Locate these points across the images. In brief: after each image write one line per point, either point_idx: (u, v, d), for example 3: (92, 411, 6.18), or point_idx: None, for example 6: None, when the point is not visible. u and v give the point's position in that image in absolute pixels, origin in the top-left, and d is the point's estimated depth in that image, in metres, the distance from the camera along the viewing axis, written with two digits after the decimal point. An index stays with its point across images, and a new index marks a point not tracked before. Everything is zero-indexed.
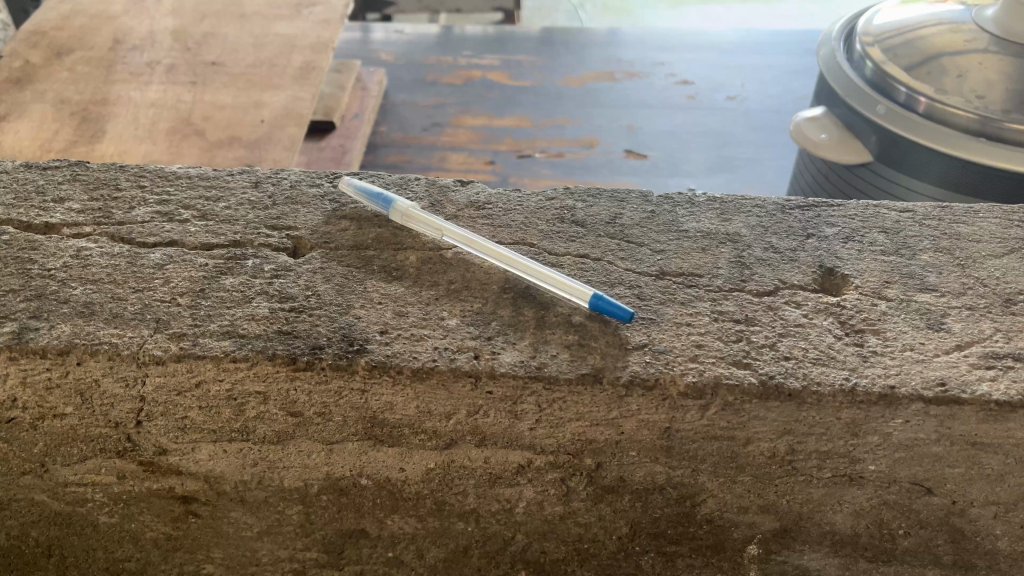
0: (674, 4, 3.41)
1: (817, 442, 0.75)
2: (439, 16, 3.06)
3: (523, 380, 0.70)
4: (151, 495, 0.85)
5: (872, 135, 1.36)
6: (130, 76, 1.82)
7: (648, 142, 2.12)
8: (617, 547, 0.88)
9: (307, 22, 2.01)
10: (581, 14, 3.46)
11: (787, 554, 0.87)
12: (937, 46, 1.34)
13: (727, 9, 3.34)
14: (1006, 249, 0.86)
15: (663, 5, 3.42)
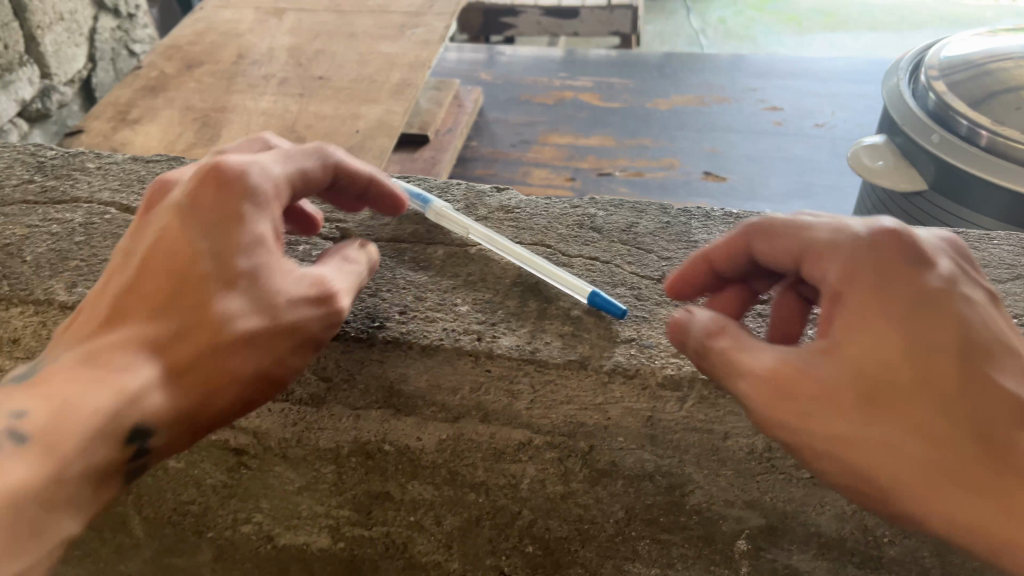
0: (800, 32, 3.44)
1: None
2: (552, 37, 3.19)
3: (517, 361, 0.79)
4: (210, 445, 0.98)
5: (927, 163, 1.39)
6: (248, 87, 2.02)
7: (730, 165, 2.17)
8: (615, 531, 0.95)
9: (408, 42, 2.16)
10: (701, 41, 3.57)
11: (776, 552, 0.91)
12: (1001, 81, 1.34)
13: (854, 38, 3.33)
14: (1011, 275, 0.89)
15: (787, 33, 3.45)
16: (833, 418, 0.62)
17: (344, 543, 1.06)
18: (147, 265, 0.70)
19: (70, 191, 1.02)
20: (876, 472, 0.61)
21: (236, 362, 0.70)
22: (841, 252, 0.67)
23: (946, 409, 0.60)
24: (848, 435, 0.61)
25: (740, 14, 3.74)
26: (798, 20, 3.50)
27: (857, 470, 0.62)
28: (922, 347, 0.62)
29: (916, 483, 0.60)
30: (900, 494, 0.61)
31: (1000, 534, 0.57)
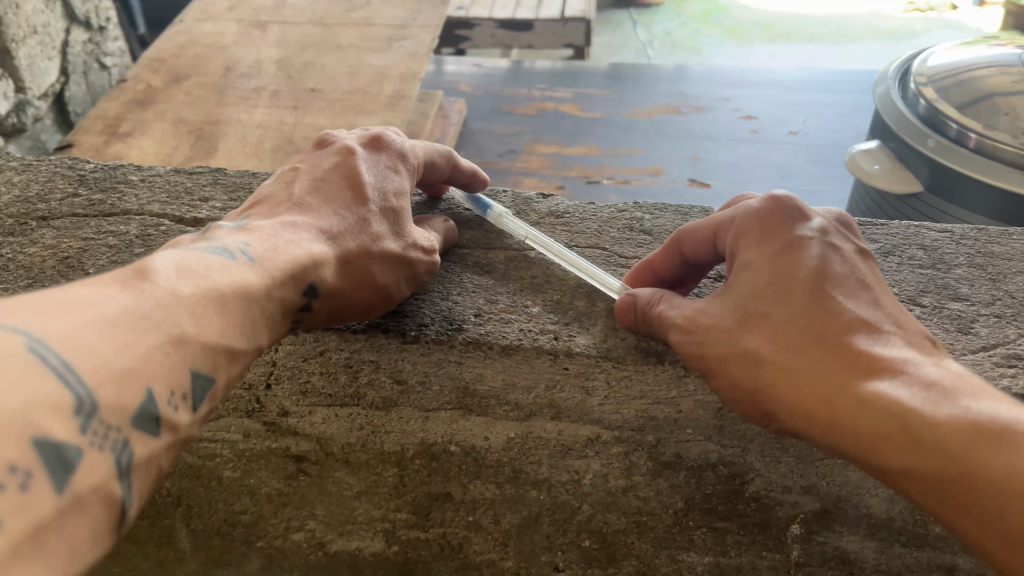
0: (741, 44, 3.55)
1: None
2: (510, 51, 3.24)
3: (596, 358, 0.82)
4: (269, 452, 0.99)
5: (922, 166, 1.47)
6: (240, 100, 2.02)
7: (712, 172, 2.24)
8: (672, 521, 0.98)
9: (397, 55, 2.19)
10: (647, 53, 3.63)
11: (828, 535, 0.96)
12: (987, 89, 1.43)
13: (791, 50, 3.46)
14: None
15: (729, 45, 3.56)
16: (710, 340, 0.73)
17: (397, 547, 1.07)
18: (326, 180, 0.85)
19: (120, 204, 1.01)
20: (746, 384, 0.72)
21: (378, 269, 0.81)
22: (736, 216, 0.78)
23: (801, 328, 0.70)
24: (721, 353, 0.73)
25: (684, 26, 3.80)
26: (740, 33, 3.63)
27: (733, 385, 0.73)
28: (786, 278, 0.73)
29: (776, 388, 0.70)
30: (767, 400, 0.71)
31: (836, 419, 0.67)
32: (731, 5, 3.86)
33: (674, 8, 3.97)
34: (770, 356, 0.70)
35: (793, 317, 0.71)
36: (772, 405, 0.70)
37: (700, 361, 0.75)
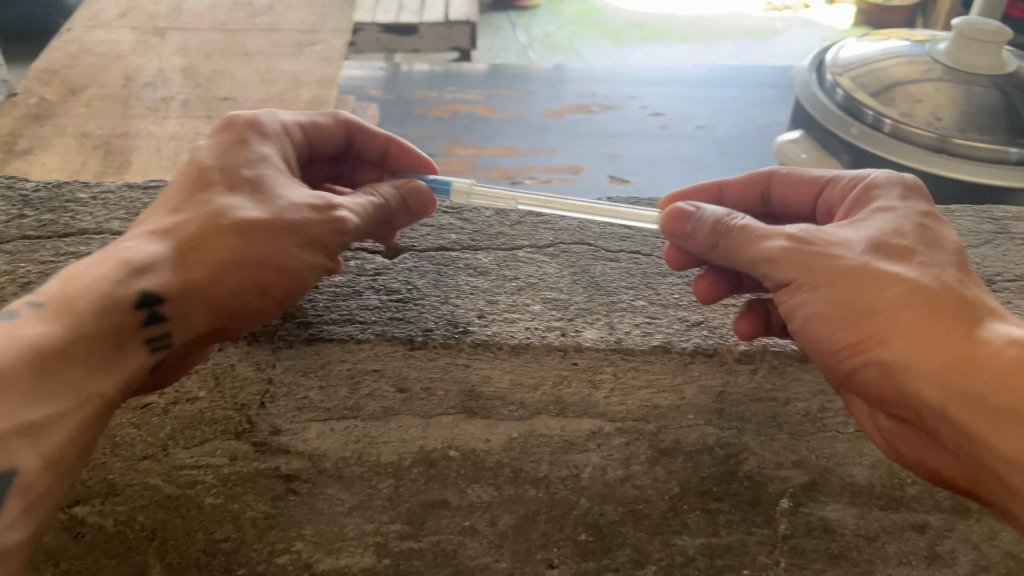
0: (619, 44, 3.63)
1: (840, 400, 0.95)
2: (397, 55, 3.20)
3: (606, 350, 0.84)
4: (256, 474, 0.93)
5: (844, 152, 1.57)
6: (147, 111, 1.92)
7: (629, 167, 2.29)
8: (667, 506, 0.99)
9: (308, 60, 2.14)
10: (530, 55, 3.66)
11: (814, 506, 1.00)
12: (898, 77, 1.57)
13: (667, 48, 3.58)
14: (981, 240, 1.03)
15: (608, 45, 3.63)
16: (833, 261, 0.77)
17: (389, 562, 0.98)
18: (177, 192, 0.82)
19: (74, 223, 0.95)
20: (869, 304, 0.74)
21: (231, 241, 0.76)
22: (881, 207, 0.84)
23: (936, 269, 0.76)
24: (847, 273, 0.76)
25: (562, 28, 3.89)
26: (617, 34, 3.70)
27: (849, 302, 0.75)
28: (923, 234, 0.79)
29: (904, 313, 0.73)
30: (886, 326, 0.73)
31: (964, 352, 0.70)
32: (605, 8, 3.95)
33: (551, 12, 4.04)
34: (905, 287, 0.74)
35: (931, 260, 0.77)
36: (891, 330, 0.73)
37: (814, 276, 0.77)
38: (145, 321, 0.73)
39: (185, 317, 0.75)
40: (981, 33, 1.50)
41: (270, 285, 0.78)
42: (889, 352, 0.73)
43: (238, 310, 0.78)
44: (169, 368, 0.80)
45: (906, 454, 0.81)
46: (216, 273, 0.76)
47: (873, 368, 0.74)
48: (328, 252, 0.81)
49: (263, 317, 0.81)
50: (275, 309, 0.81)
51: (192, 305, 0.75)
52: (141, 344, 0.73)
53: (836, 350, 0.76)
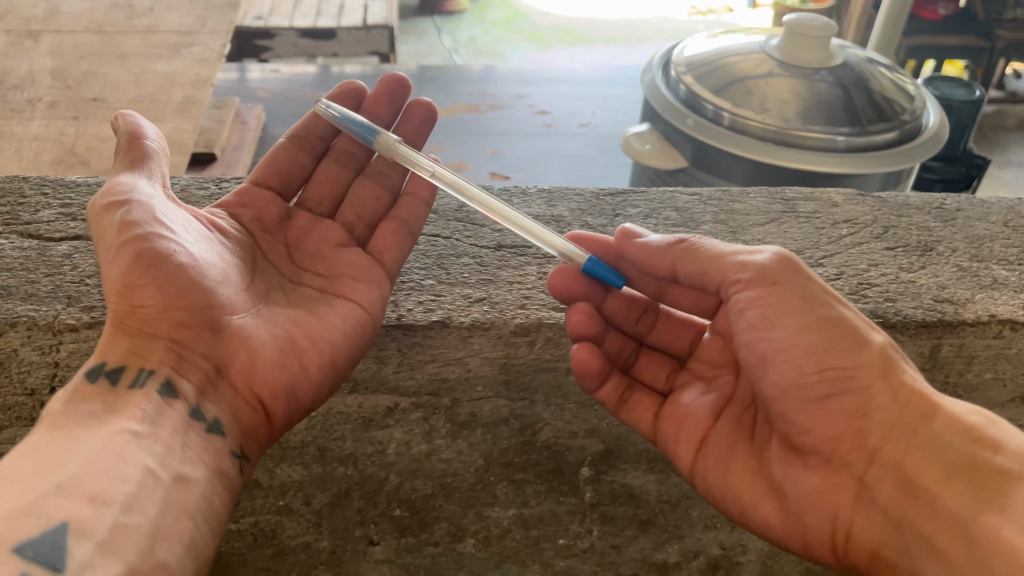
0: (544, 48, 3.71)
1: None
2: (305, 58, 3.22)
3: (386, 326, 0.91)
4: None
5: (686, 145, 1.63)
6: (11, 113, 1.90)
7: (511, 164, 2.34)
8: (475, 479, 1.05)
9: (185, 61, 2.13)
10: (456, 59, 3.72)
11: (614, 474, 1.08)
12: (735, 73, 1.65)
13: (593, 52, 3.64)
14: (768, 219, 1.09)
15: (534, 49, 3.70)
16: (825, 291, 0.81)
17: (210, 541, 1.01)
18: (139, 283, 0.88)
19: None
20: (861, 339, 0.78)
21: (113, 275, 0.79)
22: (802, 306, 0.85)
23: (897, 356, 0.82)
24: (838, 305, 0.80)
25: (488, 32, 3.96)
26: (542, 37, 3.79)
27: (839, 334, 0.78)
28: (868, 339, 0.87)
29: (892, 360, 0.79)
30: (880, 363, 0.78)
31: (935, 404, 0.76)
32: (530, 11, 4.04)
33: (475, 17, 4.13)
34: (883, 342, 0.80)
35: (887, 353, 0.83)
36: (881, 369, 0.78)
37: (806, 294, 0.79)
38: (114, 381, 0.77)
39: (143, 354, 0.79)
40: (806, 29, 1.59)
41: (127, 266, 0.78)
42: (875, 388, 0.77)
43: (156, 296, 0.79)
44: (214, 376, 0.81)
45: (806, 512, 0.79)
46: (121, 298, 0.79)
47: (849, 398, 0.77)
48: (113, 208, 0.80)
49: (177, 283, 0.79)
50: (162, 268, 0.78)
51: (145, 343, 0.80)
52: (126, 389, 0.76)
53: (820, 373, 0.77)
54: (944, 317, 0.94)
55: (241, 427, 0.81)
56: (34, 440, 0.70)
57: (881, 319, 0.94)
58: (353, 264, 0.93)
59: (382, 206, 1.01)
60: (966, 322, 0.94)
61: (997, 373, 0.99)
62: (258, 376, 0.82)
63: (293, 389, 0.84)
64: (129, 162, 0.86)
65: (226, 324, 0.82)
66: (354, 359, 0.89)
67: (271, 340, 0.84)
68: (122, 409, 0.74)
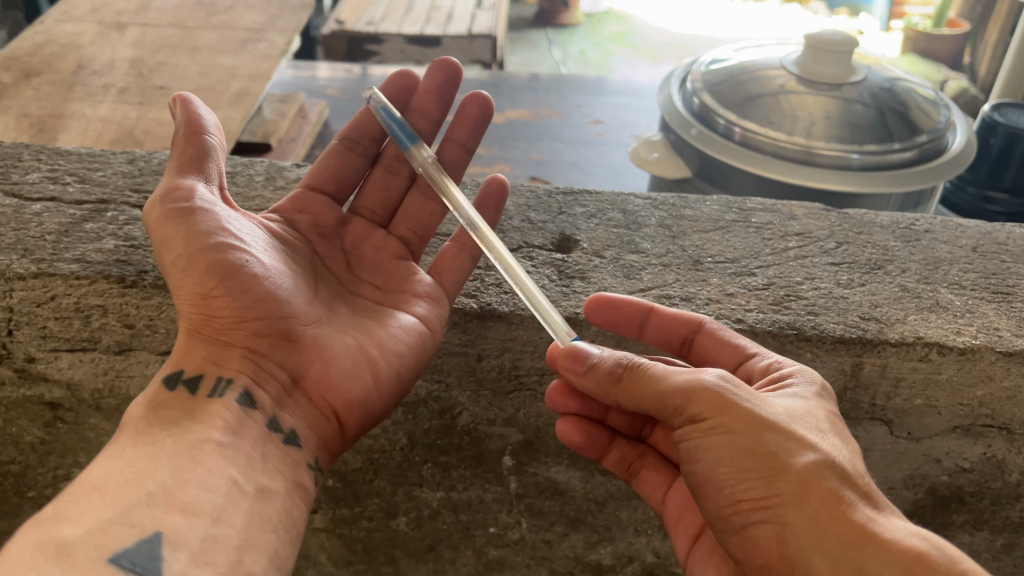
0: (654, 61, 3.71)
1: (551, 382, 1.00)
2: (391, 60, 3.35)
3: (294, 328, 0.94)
4: (25, 401, 1.06)
5: (693, 156, 1.62)
6: (87, 96, 2.07)
7: (554, 170, 2.35)
8: (402, 457, 1.08)
9: (249, 55, 2.28)
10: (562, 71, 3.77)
11: (537, 466, 1.08)
12: (757, 88, 1.66)
13: None
14: (715, 227, 1.08)
15: (642, 63, 3.70)
16: (754, 411, 0.72)
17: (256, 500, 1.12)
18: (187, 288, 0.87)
19: None
20: (777, 466, 0.70)
21: (182, 285, 0.82)
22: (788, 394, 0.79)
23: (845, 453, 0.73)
24: (764, 428, 0.71)
25: (598, 46, 4.01)
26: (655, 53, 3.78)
27: (759, 459, 0.70)
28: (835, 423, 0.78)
29: (815, 483, 0.69)
30: (796, 490, 0.69)
31: (860, 533, 0.66)
32: (643, 28, 4.07)
33: (589, 31, 4.21)
34: (817, 456, 0.71)
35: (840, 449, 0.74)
36: (797, 497, 0.69)
37: (734, 418, 0.71)
38: (190, 388, 0.80)
39: (221, 362, 0.82)
40: (826, 44, 1.59)
41: (201, 277, 0.81)
42: (789, 517, 0.69)
43: (232, 307, 0.82)
44: (288, 386, 0.84)
45: None
46: (196, 308, 0.82)
47: (768, 528, 0.71)
48: (180, 217, 0.82)
49: (247, 296, 0.82)
50: (237, 278, 0.82)
51: (218, 351, 0.83)
52: (206, 397, 0.79)
53: (736, 504, 0.73)
54: (864, 335, 0.91)
55: (316, 438, 0.84)
56: (122, 443, 0.73)
57: (795, 332, 0.91)
58: (411, 282, 0.96)
59: (434, 220, 1.03)
60: (888, 342, 0.90)
61: (929, 400, 0.96)
62: (332, 390, 0.86)
63: (365, 401, 0.87)
64: (184, 161, 0.86)
65: (296, 334, 0.85)
66: (417, 371, 0.92)
67: (343, 350, 0.87)
68: (204, 417, 0.77)
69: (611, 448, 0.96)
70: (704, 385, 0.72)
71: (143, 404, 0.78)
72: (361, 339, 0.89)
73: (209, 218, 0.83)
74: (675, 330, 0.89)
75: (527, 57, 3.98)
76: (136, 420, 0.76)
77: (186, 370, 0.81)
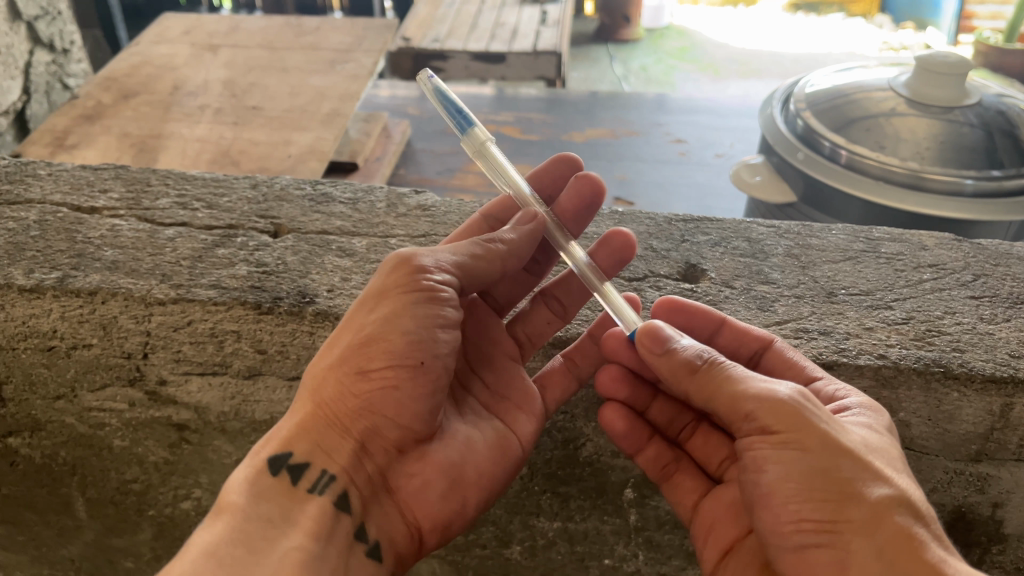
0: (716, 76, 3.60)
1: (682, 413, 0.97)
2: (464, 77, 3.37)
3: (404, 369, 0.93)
4: (153, 422, 1.08)
5: (798, 180, 1.60)
6: (183, 117, 2.11)
7: (638, 190, 2.33)
8: (520, 487, 1.07)
9: (338, 76, 2.31)
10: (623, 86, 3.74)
11: (659, 499, 1.06)
12: (860, 110, 1.62)
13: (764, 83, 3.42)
14: (844, 257, 1.06)
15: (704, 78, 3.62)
16: (832, 434, 0.71)
17: None
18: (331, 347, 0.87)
19: (25, 194, 1.12)
20: (849, 491, 0.69)
21: (356, 362, 0.82)
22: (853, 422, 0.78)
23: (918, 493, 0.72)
24: (840, 451, 0.71)
25: (659, 62, 3.99)
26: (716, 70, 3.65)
27: (833, 482, 0.70)
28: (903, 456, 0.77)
29: (889, 516, 0.68)
30: (868, 519, 0.68)
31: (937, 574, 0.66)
32: (705, 42, 4.01)
33: (651, 46, 4.18)
34: (892, 492, 0.70)
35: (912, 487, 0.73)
36: (868, 525, 0.68)
37: (807, 437, 0.71)
38: (295, 477, 0.79)
39: (331, 454, 0.81)
40: (934, 66, 1.57)
41: (376, 364, 0.81)
42: (856, 544, 0.68)
43: (380, 403, 0.82)
44: (380, 492, 0.84)
45: None
46: (344, 390, 0.82)
47: (830, 554, 0.70)
48: (406, 298, 0.81)
49: (398, 401, 0.81)
50: (403, 381, 0.81)
51: (331, 439, 0.82)
52: (306, 492, 0.79)
53: (798, 522, 0.71)
54: (1016, 374, 0.87)
55: (394, 552, 0.83)
56: (218, 536, 0.71)
57: (942, 369, 0.88)
58: (518, 390, 0.95)
59: (550, 329, 0.97)
60: None
61: None
62: (420, 504, 0.85)
63: (446, 522, 0.86)
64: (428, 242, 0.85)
65: (409, 443, 0.85)
66: (502, 482, 0.91)
67: (447, 466, 0.86)
68: (298, 519, 0.76)
69: (649, 444, 0.95)
70: (783, 399, 0.72)
71: (245, 485, 0.77)
72: (465, 453, 0.88)
73: (425, 315, 0.81)
74: (747, 345, 0.89)
75: (590, 72, 3.97)
76: (234, 506, 0.75)
77: (295, 454, 0.80)
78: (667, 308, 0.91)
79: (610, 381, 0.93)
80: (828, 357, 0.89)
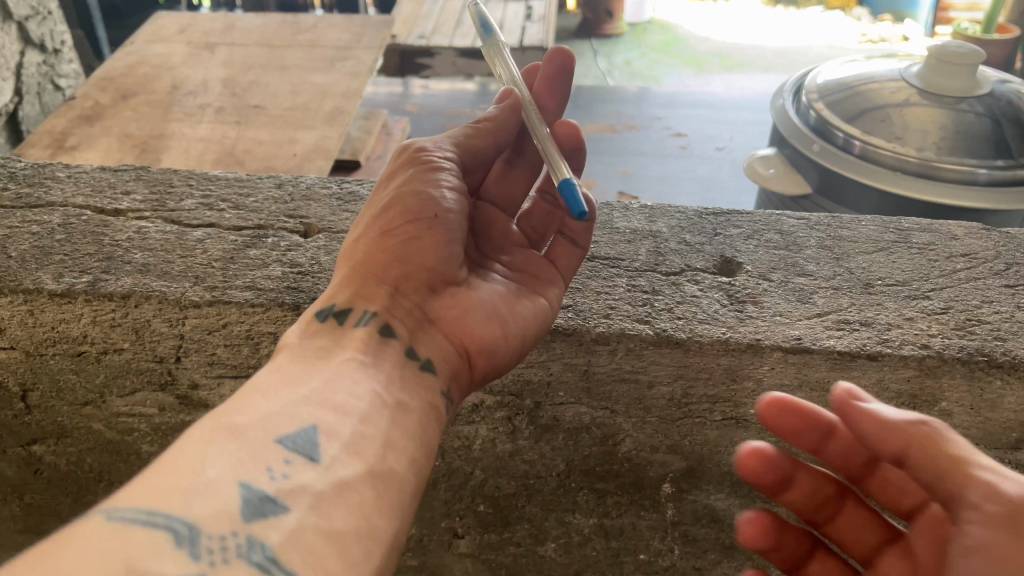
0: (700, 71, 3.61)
1: (726, 408, 0.97)
2: None
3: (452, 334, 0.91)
4: (184, 426, 1.08)
5: (812, 171, 1.61)
6: (184, 116, 2.09)
7: (641, 183, 2.33)
8: (557, 483, 1.07)
9: (338, 73, 2.30)
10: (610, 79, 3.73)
11: (697, 493, 1.07)
12: (870, 100, 1.63)
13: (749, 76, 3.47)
14: (876, 248, 1.06)
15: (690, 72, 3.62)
16: None
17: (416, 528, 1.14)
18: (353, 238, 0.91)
19: (46, 197, 1.10)
20: None
21: (373, 231, 0.87)
22: None
23: None
24: None
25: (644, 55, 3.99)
26: (698, 62, 3.70)
27: None
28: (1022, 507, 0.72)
29: None
30: None
31: None
32: (689, 36, 4.03)
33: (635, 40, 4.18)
34: None
35: None
36: None
37: None
38: (340, 320, 0.80)
39: (371, 299, 0.83)
40: (949, 56, 1.56)
41: (393, 217, 0.85)
42: None
43: (404, 252, 0.85)
44: (424, 322, 0.85)
45: None
46: (370, 249, 0.86)
47: None
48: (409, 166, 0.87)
49: (420, 245, 0.85)
50: (421, 227, 0.85)
51: (369, 288, 0.84)
52: (353, 326, 0.80)
53: None
54: None
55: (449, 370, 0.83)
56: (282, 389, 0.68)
57: (986, 358, 0.88)
58: (535, 261, 0.95)
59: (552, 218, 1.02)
60: None
61: None
62: (465, 327, 0.86)
63: (494, 347, 0.86)
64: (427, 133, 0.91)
65: (438, 280, 0.86)
66: (545, 324, 0.89)
67: (483, 304, 0.87)
68: (350, 345, 0.77)
69: None
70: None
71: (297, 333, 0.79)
72: (498, 294, 0.89)
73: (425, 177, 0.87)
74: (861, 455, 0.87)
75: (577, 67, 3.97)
76: (290, 346, 0.76)
77: (338, 304, 0.82)
78: (780, 408, 0.83)
79: (753, 533, 0.90)
80: (873, 348, 0.88)
